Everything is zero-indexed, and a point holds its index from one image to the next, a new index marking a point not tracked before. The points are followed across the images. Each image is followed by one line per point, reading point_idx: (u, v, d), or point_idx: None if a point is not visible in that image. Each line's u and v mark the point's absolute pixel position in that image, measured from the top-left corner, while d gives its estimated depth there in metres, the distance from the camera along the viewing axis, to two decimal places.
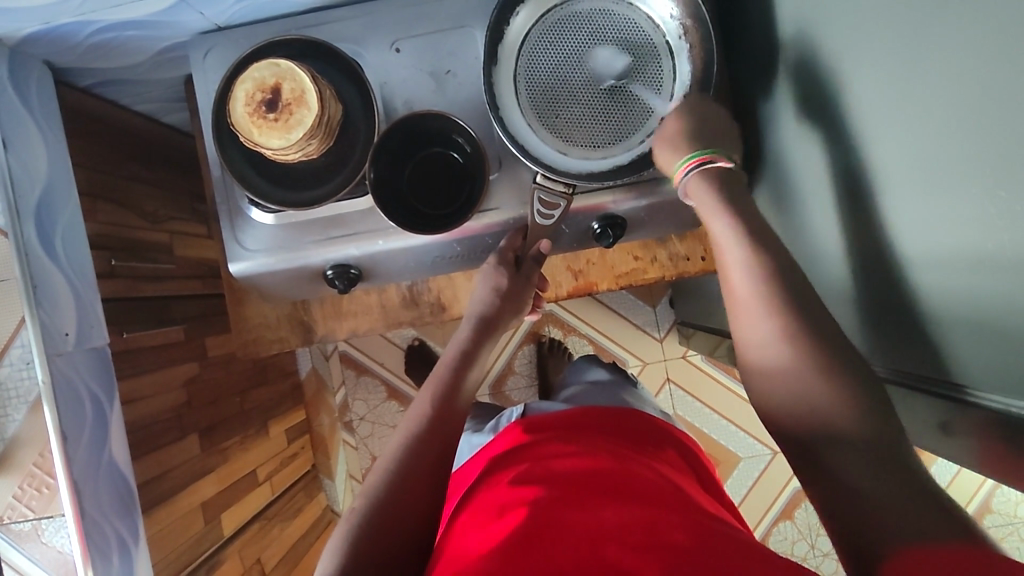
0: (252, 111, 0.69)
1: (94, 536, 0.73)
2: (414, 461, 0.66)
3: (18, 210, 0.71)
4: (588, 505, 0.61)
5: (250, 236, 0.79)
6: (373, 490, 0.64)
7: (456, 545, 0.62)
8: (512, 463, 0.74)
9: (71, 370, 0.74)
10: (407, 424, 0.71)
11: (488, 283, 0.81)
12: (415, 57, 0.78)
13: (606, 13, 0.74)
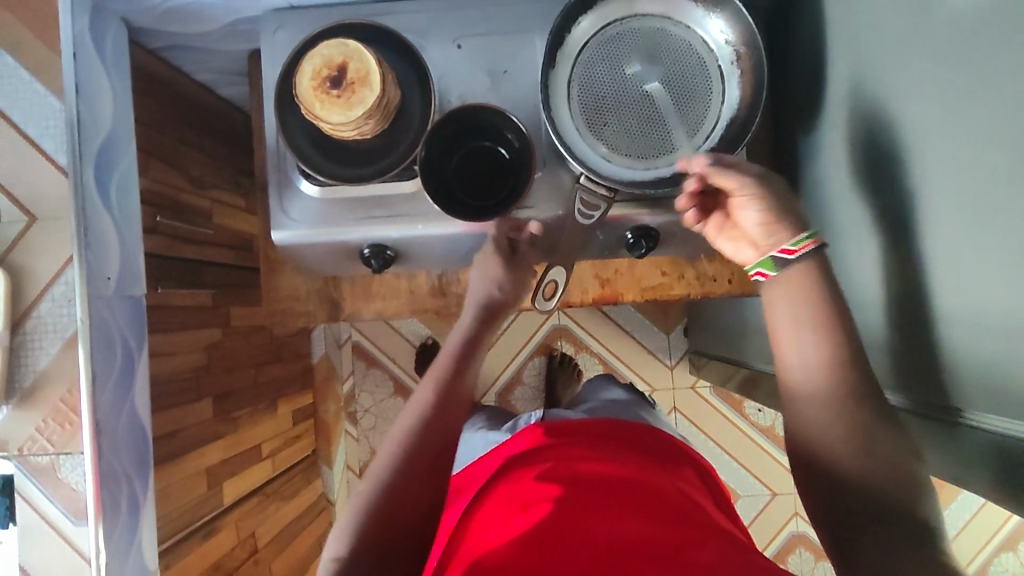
0: (317, 86, 0.72)
1: (107, 480, 0.73)
2: (416, 449, 0.65)
3: (80, 154, 0.75)
4: (605, 512, 0.63)
5: (296, 207, 0.81)
6: (376, 479, 0.63)
7: (474, 542, 0.64)
8: (529, 463, 0.75)
9: (109, 315, 0.75)
10: (412, 407, 0.69)
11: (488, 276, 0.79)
12: (475, 54, 0.81)
13: (664, 31, 0.77)
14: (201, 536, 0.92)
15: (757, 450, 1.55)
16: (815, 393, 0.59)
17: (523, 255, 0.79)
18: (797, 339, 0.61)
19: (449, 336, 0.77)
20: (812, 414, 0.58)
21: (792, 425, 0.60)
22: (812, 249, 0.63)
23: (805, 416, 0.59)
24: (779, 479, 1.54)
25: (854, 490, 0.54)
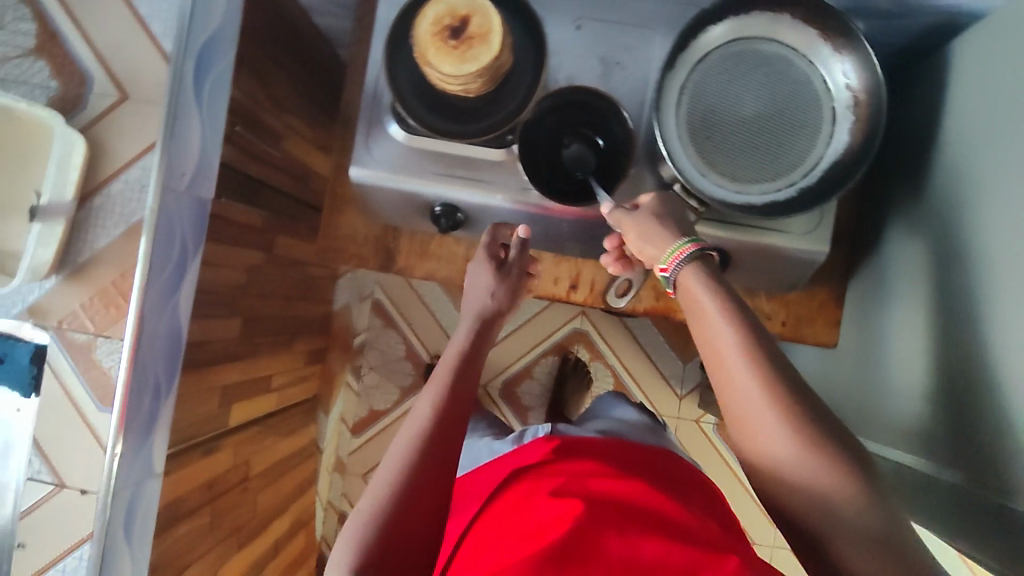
0: (436, 33, 0.70)
1: (139, 372, 0.72)
2: (412, 476, 0.63)
3: (186, 43, 0.73)
4: (617, 532, 0.63)
5: (380, 148, 0.80)
6: (372, 511, 0.61)
7: (487, 553, 0.64)
8: (538, 475, 0.75)
9: (176, 211, 0.74)
10: (409, 425, 0.68)
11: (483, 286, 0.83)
12: (592, 39, 0.80)
13: (786, 60, 0.75)
14: (203, 451, 0.91)
15: (746, 498, 1.54)
16: (765, 424, 0.56)
17: (512, 267, 0.85)
18: (736, 375, 0.58)
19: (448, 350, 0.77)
20: (773, 447, 0.56)
21: (755, 459, 0.58)
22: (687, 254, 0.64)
23: (762, 452, 0.57)
24: (760, 530, 1.53)
25: (825, 519, 0.55)
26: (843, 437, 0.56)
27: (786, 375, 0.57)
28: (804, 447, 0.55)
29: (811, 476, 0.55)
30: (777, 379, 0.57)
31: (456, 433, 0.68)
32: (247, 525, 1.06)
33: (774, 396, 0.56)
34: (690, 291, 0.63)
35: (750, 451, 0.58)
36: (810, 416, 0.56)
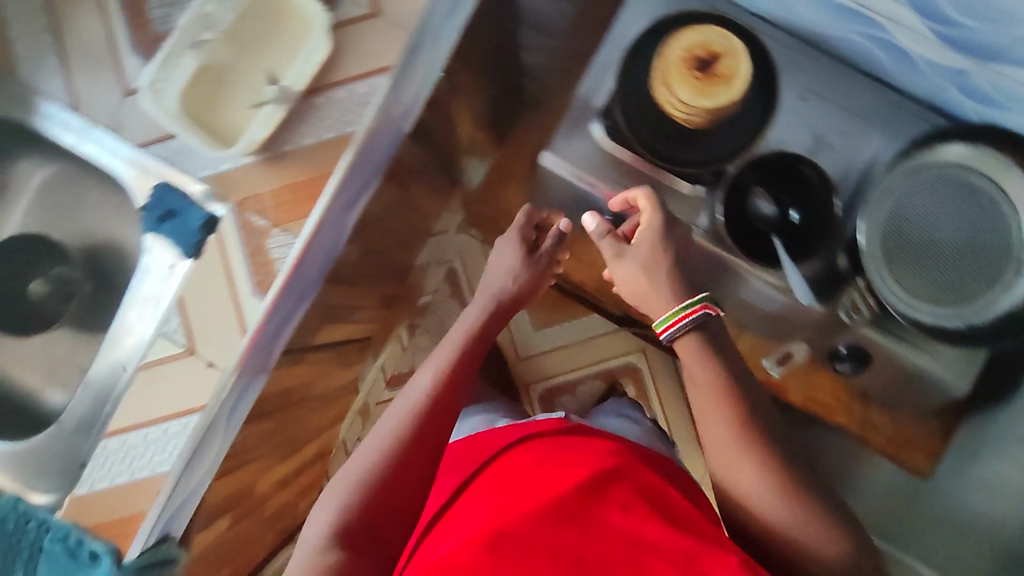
0: (686, 58, 0.70)
1: (299, 272, 0.71)
2: (401, 450, 0.62)
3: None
4: (618, 510, 0.62)
5: (574, 142, 0.79)
6: (357, 479, 0.60)
7: (489, 508, 0.64)
8: (542, 442, 0.73)
9: (382, 134, 0.71)
10: (402, 397, 0.68)
11: (507, 270, 0.82)
12: (814, 115, 0.76)
13: (1001, 200, 0.65)
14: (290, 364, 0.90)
15: None
16: (747, 463, 0.59)
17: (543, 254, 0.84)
18: (724, 427, 0.61)
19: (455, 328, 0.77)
20: (746, 468, 0.59)
21: (727, 486, 0.61)
22: (696, 318, 0.62)
23: (751, 487, 0.59)
24: None
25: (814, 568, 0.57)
26: (808, 470, 0.61)
27: (760, 415, 0.61)
28: (785, 479, 0.58)
29: (801, 516, 0.57)
30: (776, 449, 0.59)
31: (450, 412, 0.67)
32: (290, 442, 1.06)
33: (738, 416, 0.60)
34: (695, 369, 0.63)
35: (730, 480, 0.60)
36: (779, 447, 0.60)
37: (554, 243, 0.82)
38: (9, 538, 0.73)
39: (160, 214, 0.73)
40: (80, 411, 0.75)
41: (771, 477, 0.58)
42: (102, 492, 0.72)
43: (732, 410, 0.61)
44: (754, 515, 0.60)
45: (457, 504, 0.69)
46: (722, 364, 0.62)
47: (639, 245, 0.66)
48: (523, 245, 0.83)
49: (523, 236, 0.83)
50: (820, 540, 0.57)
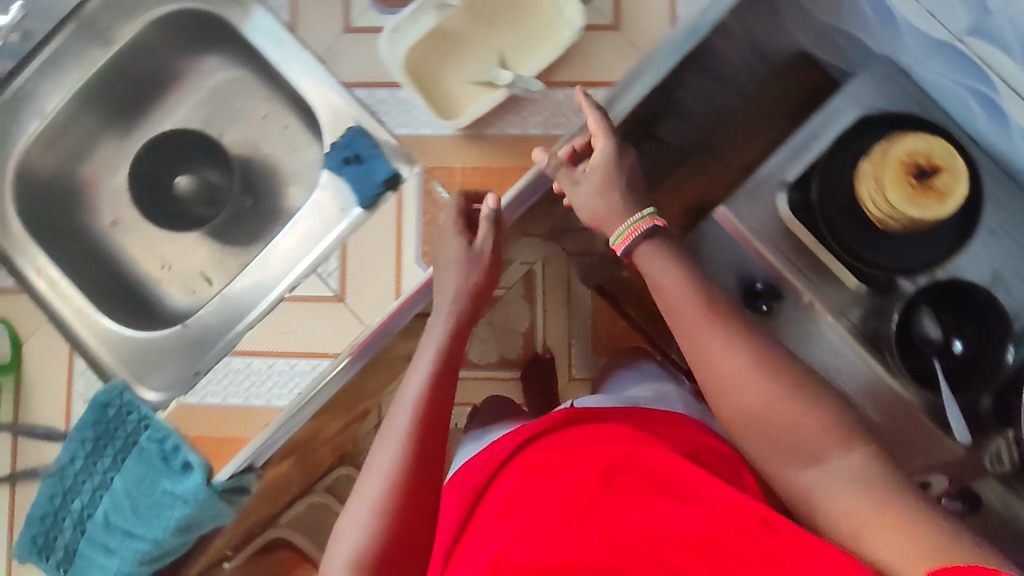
0: (904, 161, 0.69)
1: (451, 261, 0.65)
2: (411, 472, 0.51)
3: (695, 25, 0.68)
4: (650, 500, 0.49)
5: (750, 208, 0.78)
6: (368, 514, 0.49)
7: (507, 520, 0.50)
8: (557, 441, 0.58)
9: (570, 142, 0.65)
10: (400, 407, 0.55)
11: (465, 264, 0.62)
12: (1003, 251, 0.73)
13: None
14: None
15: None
16: (742, 381, 0.52)
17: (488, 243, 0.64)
18: (755, 411, 0.51)
19: (445, 267, 0.63)
20: (720, 360, 0.52)
21: (750, 437, 0.52)
22: (637, 239, 0.57)
23: (747, 407, 0.51)
24: None
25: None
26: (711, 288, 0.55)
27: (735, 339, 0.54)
28: (762, 366, 0.52)
29: (783, 413, 0.50)
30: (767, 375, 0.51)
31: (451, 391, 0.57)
32: None
33: (711, 324, 0.53)
34: (660, 279, 0.56)
35: (725, 415, 0.53)
36: (716, 313, 0.54)
37: (487, 227, 0.63)
38: (106, 425, 0.72)
39: (345, 157, 0.73)
40: (209, 323, 0.75)
41: (768, 392, 0.51)
42: (211, 408, 0.72)
43: (707, 332, 0.53)
44: (766, 438, 0.51)
45: (470, 525, 0.55)
46: (680, 261, 0.56)
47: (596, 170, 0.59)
48: (462, 220, 0.65)
49: (463, 214, 0.66)
50: (827, 440, 0.49)
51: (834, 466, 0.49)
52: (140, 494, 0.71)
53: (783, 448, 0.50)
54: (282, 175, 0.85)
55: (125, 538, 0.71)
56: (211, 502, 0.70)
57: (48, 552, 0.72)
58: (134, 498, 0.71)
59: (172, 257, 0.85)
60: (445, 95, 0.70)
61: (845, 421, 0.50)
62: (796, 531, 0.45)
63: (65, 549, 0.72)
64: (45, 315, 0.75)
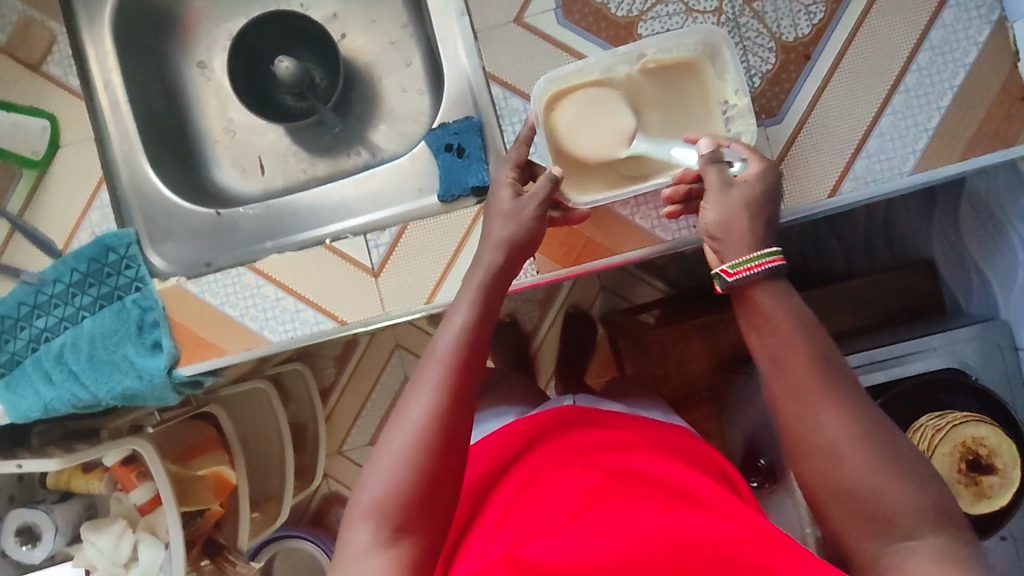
0: (970, 447, 0.66)
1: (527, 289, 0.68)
2: (419, 473, 0.45)
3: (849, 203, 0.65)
4: (659, 510, 0.45)
5: None
6: (373, 506, 0.45)
7: (515, 519, 0.48)
8: (559, 452, 0.56)
9: (675, 228, 0.66)
10: (424, 379, 0.48)
11: (507, 215, 0.55)
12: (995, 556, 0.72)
13: None
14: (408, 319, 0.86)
15: None
16: (838, 446, 0.43)
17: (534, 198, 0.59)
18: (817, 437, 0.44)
19: (486, 246, 0.55)
20: (822, 424, 0.44)
21: (827, 499, 0.44)
22: (768, 269, 0.48)
23: (821, 476, 0.44)
24: None
25: None
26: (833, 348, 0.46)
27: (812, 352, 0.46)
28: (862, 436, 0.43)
29: (872, 483, 0.43)
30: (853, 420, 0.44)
31: (477, 370, 0.49)
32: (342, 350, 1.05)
33: (819, 393, 0.45)
34: (771, 313, 0.47)
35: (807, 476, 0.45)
36: (824, 374, 0.45)
37: (543, 186, 0.56)
38: (99, 265, 0.70)
39: (448, 144, 0.70)
40: (243, 224, 0.74)
41: (865, 464, 0.43)
42: (204, 306, 0.69)
43: (812, 396, 0.45)
44: (840, 504, 0.43)
45: (478, 529, 0.51)
46: (804, 304, 0.48)
47: (751, 177, 0.52)
48: (515, 172, 0.60)
49: (516, 166, 0.60)
50: (919, 518, 0.42)
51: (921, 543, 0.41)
52: (101, 347, 0.69)
53: (861, 517, 0.43)
54: (380, 107, 0.80)
55: (70, 379, 0.69)
56: (162, 389, 0.70)
57: None
58: (95, 347, 0.69)
59: (239, 126, 0.80)
60: (574, 163, 0.63)
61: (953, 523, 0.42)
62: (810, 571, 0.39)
63: (9, 355, 0.70)
64: (93, 131, 0.72)
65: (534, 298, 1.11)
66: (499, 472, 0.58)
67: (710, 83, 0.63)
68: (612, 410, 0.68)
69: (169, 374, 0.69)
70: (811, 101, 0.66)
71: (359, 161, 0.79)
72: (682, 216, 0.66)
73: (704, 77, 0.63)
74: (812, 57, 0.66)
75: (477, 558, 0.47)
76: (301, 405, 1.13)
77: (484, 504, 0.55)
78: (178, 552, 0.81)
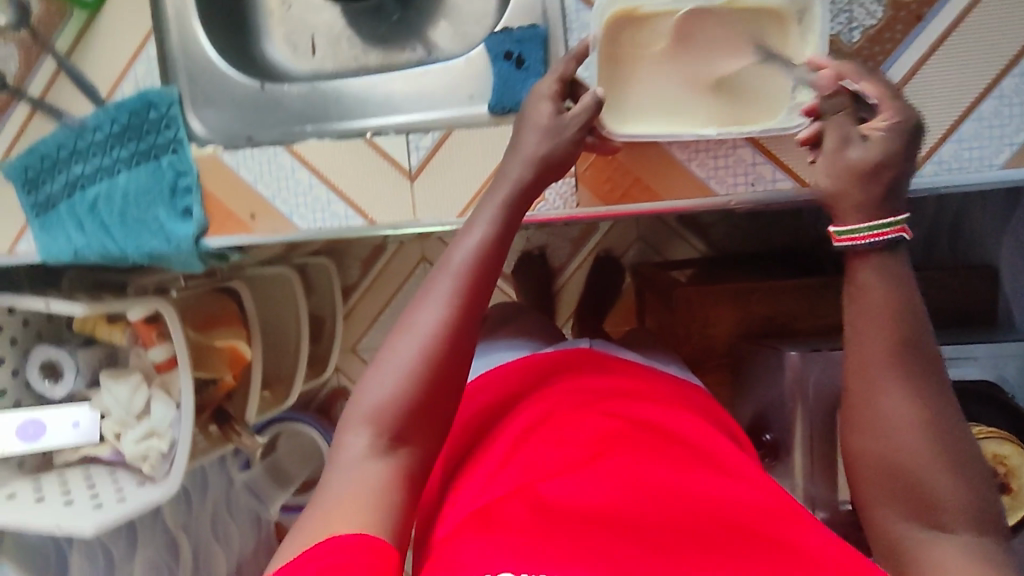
0: (989, 464, 0.64)
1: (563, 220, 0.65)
2: (425, 385, 0.45)
3: (925, 187, 0.61)
4: (668, 464, 0.44)
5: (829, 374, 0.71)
6: (375, 412, 0.44)
7: (526, 452, 0.48)
8: (570, 394, 0.55)
9: (732, 182, 0.62)
10: (438, 292, 0.47)
11: (546, 131, 0.52)
12: None
13: None
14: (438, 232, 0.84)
15: None
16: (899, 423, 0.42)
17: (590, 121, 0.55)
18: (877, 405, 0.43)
19: (514, 162, 0.52)
20: (886, 403, 0.43)
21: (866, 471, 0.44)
22: (886, 242, 0.44)
23: (877, 452, 0.43)
24: None
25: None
26: (920, 326, 0.43)
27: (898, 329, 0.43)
28: (920, 419, 0.42)
29: (925, 467, 0.41)
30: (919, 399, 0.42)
31: (491, 287, 0.48)
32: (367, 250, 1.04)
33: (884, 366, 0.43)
34: (865, 282, 0.44)
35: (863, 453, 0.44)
36: (895, 351, 0.43)
37: (586, 108, 0.52)
38: (139, 121, 0.69)
39: (508, 51, 0.66)
40: (285, 102, 0.73)
41: (926, 448, 0.41)
42: (238, 181, 0.68)
43: (878, 373, 0.43)
44: (884, 480, 0.43)
45: (483, 454, 0.51)
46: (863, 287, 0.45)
47: (882, 132, 0.45)
48: (559, 86, 0.54)
49: (561, 80, 0.54)
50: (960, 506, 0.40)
51: (952, 534, 0.40)
52: (134, 204, 0.69)
53: (904, 493, 0.42)
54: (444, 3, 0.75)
55: (101, 230, 0.70)
56: (189, 256, 0.70)
57: (28, 189, 0.71)
58: (128, 203, 0.69)
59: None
60: (628, 94, 0.59)
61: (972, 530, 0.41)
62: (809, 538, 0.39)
63: (45, 198, 0.71)
64: None
65: (567, 235, 1.09)
66: (509, 404, 0.58)
67: (791, 39, 0.57)
68: (627, 359, 0.67)
69: (197, 243, 0.69)
70: (912, 68, 0.59)
71: (413, 57, 0.75)
72: (743, 170, 0.62)
73: (786, 31, 0.58)
74: (924, 19, 0.58)
75: (485, 483, 0.47)
76: (322, 298, 1.15)
77: (491, 431, 0.55)
78: (187, 412, 0.84)
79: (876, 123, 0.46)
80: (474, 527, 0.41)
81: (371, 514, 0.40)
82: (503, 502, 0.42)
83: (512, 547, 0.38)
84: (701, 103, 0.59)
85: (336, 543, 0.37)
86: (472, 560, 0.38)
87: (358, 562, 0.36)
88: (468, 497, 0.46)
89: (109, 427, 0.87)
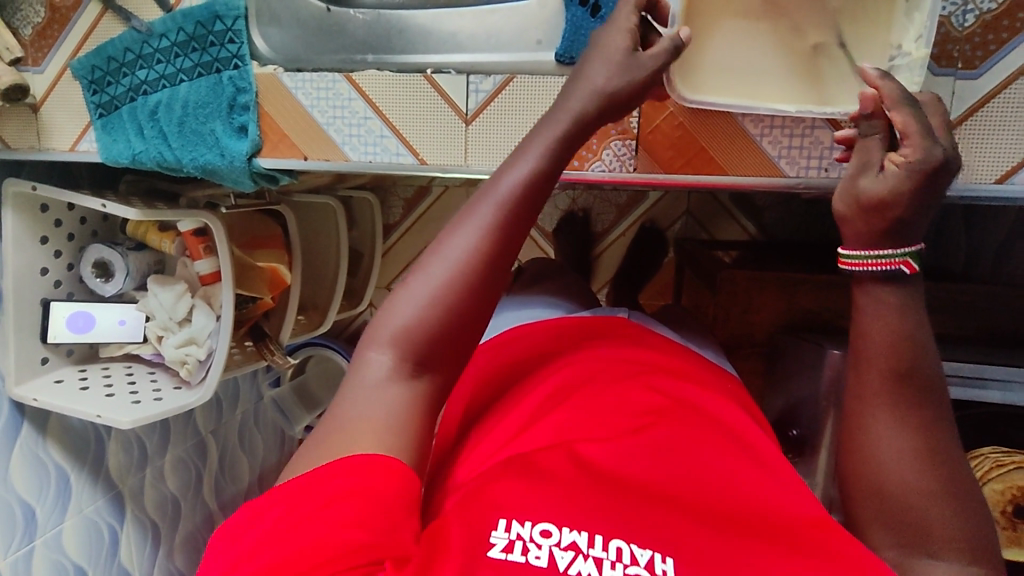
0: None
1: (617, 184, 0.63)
2: (455, 307, 0.44)
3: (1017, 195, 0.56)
4: (701, 448, 0.44)
5: None
6: (401, 332, 0.44)
7: (564, 408, 0.47)
8: (601, 363, 0.54)
9: (804, 163, 0.59)
10: (477, 217, 0.46)
11: (618, 66, 0.48)
12: None
13: None
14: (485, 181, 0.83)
15: None
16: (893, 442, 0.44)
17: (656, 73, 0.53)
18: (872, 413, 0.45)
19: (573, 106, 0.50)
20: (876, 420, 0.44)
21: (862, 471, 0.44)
22: (887, 272, 0.45)
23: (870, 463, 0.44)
24: None
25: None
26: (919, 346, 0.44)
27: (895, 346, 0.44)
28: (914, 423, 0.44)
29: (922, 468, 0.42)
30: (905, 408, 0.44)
31: (530, 222, 0.47)
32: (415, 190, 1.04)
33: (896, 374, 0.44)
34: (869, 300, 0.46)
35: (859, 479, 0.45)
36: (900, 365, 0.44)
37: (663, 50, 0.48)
38: (205, 32, 0.69)
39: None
40: (352, 28, 0.72)
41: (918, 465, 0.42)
42: (295, 104, 0.67)
43: (878, 400, 0.45)
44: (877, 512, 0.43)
45: (506, 406, 0.51)
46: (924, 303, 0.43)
47: (902, 167, 0.44)
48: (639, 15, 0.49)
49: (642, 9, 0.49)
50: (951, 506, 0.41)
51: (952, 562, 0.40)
52: (192, 116, 0.69)
53: (899, 526, 0.42)
54: None
55: (159, 138, 0.71)
56: (241, 173, 0.70)
57: (92, 89, 0.71)
58: (187, 113, 0.69)
59: None
60: (700, 55, 0.54)
61: (989, 554, 0.41)
62: (838, 541, 0.38)
63: (108, 99, 0.71)
64: None
65: (615, 201, 1.06)
66: (538, 362, 0.58)
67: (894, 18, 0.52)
68: (661, 334, 0.66)
69: (250, 162, 0.69)
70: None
71: None
72: (818, 153, 0.58)
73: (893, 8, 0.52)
74: None
75: (513, 433, 0.47)
76: (364, 231, 1.16)
77: (517, 385, 0.55)
78: (227, 325, 0.87)
79: (899, 156, 0.44)
80: (511, 468, 0.41)
81: (392, 440, 0.41)
82: (534, 457, 0.42)
83: (555, 496, 0.38)
84: (779, 74, 0.55)
85: (354, 465, 0.38)
86: (511, 499, 0.38)
87: (373, 485, 0.37)
88: (489, 446, 0.46)
89: (151, 329, 0.90)
